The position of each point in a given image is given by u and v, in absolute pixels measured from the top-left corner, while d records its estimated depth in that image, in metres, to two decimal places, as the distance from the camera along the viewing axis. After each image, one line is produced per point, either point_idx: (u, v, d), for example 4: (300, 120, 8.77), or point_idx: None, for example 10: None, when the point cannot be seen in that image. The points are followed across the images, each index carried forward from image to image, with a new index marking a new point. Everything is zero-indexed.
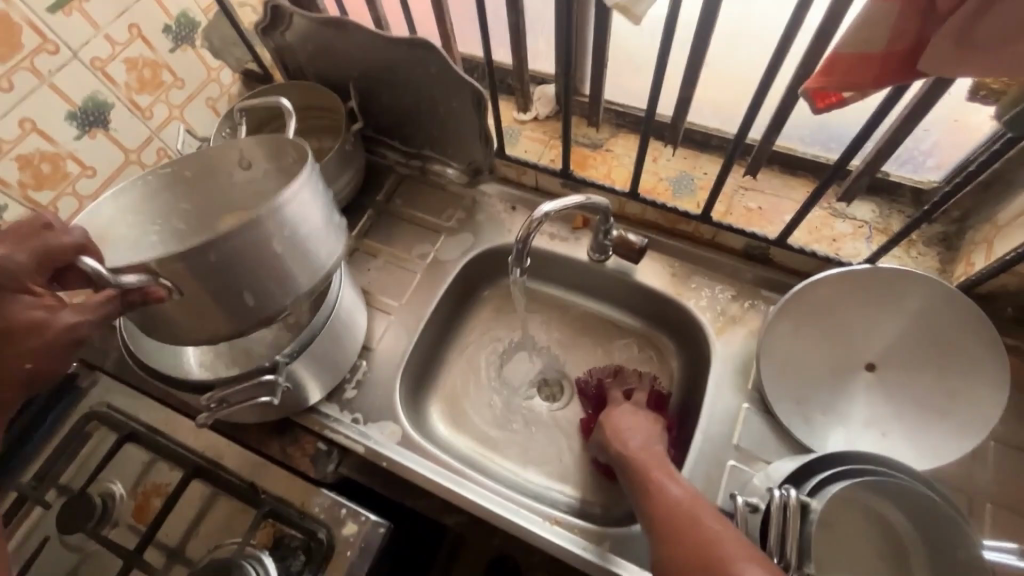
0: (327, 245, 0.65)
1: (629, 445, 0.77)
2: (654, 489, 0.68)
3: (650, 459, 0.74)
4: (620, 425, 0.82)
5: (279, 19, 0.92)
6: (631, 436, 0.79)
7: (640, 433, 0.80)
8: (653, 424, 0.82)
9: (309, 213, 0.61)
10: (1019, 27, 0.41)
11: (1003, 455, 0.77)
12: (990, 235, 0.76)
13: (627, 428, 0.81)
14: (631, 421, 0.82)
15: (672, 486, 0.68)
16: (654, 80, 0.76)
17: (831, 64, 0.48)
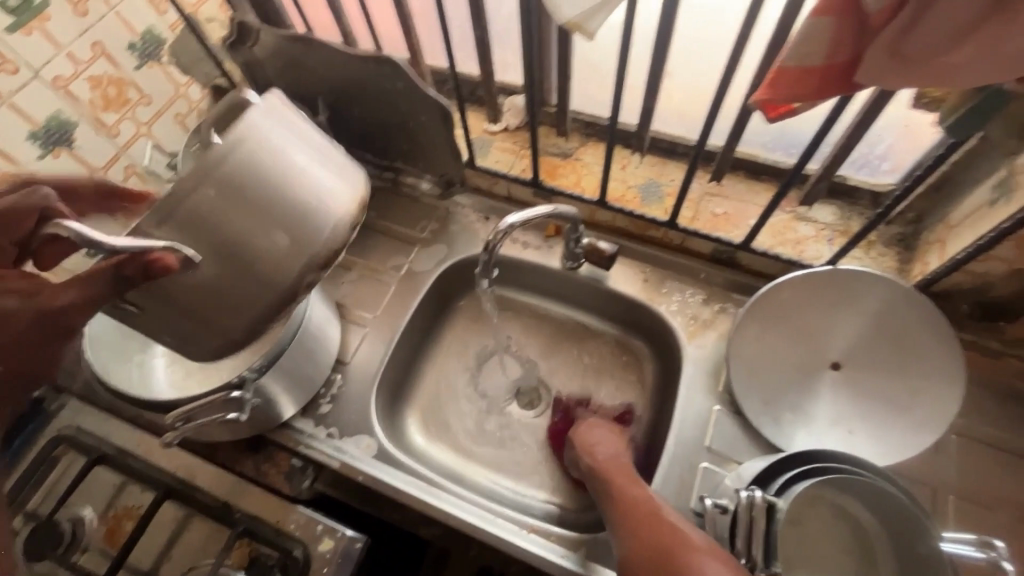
0: (317, 177, 0.59)
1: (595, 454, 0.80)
2: (619, 492, 0.72)
3: (613, 465, 0.77)
4: (587, 436, 0.84)
5: (245, 34, 0.92)
6: (601, 446, 0.81)
7: (605, 443, 0.82)
8: (613, 434, 0.85)
9: (280, 146, 0.57)
10: (942, 41, 0.43)
11: (964, 448, 0.80)
12: (943, 236, 0.79)
13: (593, 439, 0.83)
14: (598, 433, 0.85)
15: (634, 490, 0.72)
16: (617, 92, 0.78)
17: (777, 77, 0.50)
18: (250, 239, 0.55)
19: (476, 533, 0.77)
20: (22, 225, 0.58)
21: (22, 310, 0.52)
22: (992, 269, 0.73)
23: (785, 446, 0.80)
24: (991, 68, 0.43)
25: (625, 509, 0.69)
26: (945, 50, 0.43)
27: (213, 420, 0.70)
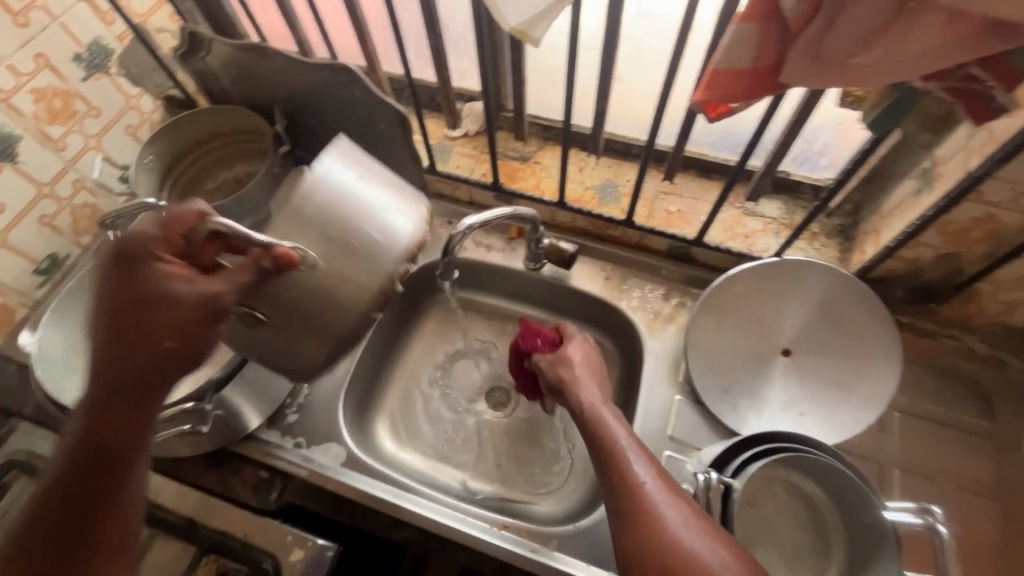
0: (375, 224, 0.58)
1: (583, 388, 0.71)
2: (605, 434, 0.64)
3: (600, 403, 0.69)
4: (578, 364, 0.75)
5: (197, 44, 0.91)
6: (588, 381, 0.73)
7: (589, 375, 0.74)
8: (599, 365, 0.77)
9: (336, 201, 0.57)
10: (858, 45, 0.46)
11: (906, 424, 0.85)
12: (876, 225, 0.84)
13: (582, 368, 0.75)
14: (584, 362, 0.76)
15: (621, 433, 0.64)
16: (568, 96, 0.80)
17: (712, 79, 0.53)
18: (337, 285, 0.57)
19: (448, 532, 0.78)
20: (184, 225, 0.53)
21: (187, 295, 0.51)
22: (920, 254, 0.78)
23: (742, 431, 0.84)
24: (898, 68, 0.46)
25: (608, 455, 0.61)
26: (857, 52, 0.47)
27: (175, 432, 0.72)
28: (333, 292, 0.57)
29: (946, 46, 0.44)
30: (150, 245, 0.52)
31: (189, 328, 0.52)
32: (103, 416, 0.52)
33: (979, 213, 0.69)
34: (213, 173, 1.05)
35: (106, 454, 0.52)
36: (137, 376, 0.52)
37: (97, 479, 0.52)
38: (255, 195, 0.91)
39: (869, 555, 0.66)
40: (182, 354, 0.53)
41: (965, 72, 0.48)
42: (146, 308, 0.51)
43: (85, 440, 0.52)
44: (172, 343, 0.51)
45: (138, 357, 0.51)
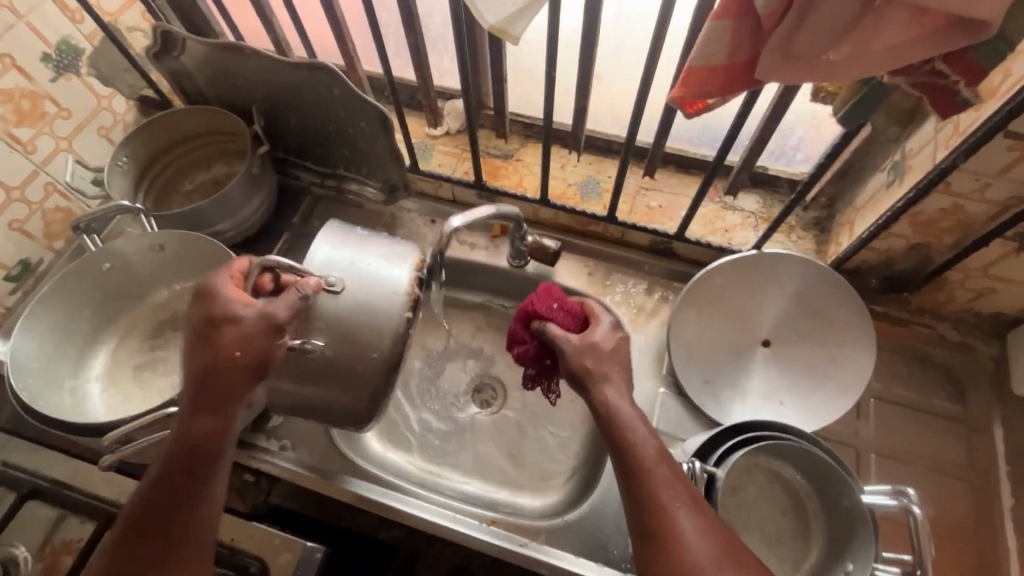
0: (374, 273, 0.73)
1: (609, 390, 0.61)
2: (629, 445, 0.57)
3: (626, 408, 0.60)
4: (604, 352, 0.64)
5: (170, 44, 0.89)
6: (617, 376, 0.63)
7: (617, 369, 0.64)
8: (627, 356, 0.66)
9: (339, 264, 0.73)
10: (828, 41, 0.48)
11: (882, 410, 0.87)
12: (851, 218, 0.86)
13: (608, 359, 0.64)
14: (613, 351, 0.65)
15: (646, 443, 0.58)
16: (548, 93, 0.80)
17: (688, 76, 0.54)
18: (365, 331, 0.71)
19: (438, 529, 0.78)
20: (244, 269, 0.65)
21: (248, 315, 0.60)
22: (892, 245, 0.81)
23: (724, 422, 0.85)
24: (868, 63, 0.47)
25: (633, 471, 0.56)
26: (828, 48, 0.48)
27: (151, 440, 0.67)
28: (362, 336, 0.71)
29: (911, 41, 0.45)
30: (218, 282, 0.63)
31: (257, 343, 0.59)
32: (191, 427, 0.58)
33: (947, 205, 0.71)
34: (191, 174, 1.03)
35: (192, 462, 0.57)
36: (214, 386, 0.58)
37: (183, 487, 0.57)
38: (232, 196, 0.90)
39: (848, 538, 0.68)
40: (251, 364, 0.59)
41: (930, 67, 0.49)
42: (215, 328, 0.59)
43: (176, 452, 0.58)
44: (240, 354, 0.59)
45: (216, 369, 0.58)
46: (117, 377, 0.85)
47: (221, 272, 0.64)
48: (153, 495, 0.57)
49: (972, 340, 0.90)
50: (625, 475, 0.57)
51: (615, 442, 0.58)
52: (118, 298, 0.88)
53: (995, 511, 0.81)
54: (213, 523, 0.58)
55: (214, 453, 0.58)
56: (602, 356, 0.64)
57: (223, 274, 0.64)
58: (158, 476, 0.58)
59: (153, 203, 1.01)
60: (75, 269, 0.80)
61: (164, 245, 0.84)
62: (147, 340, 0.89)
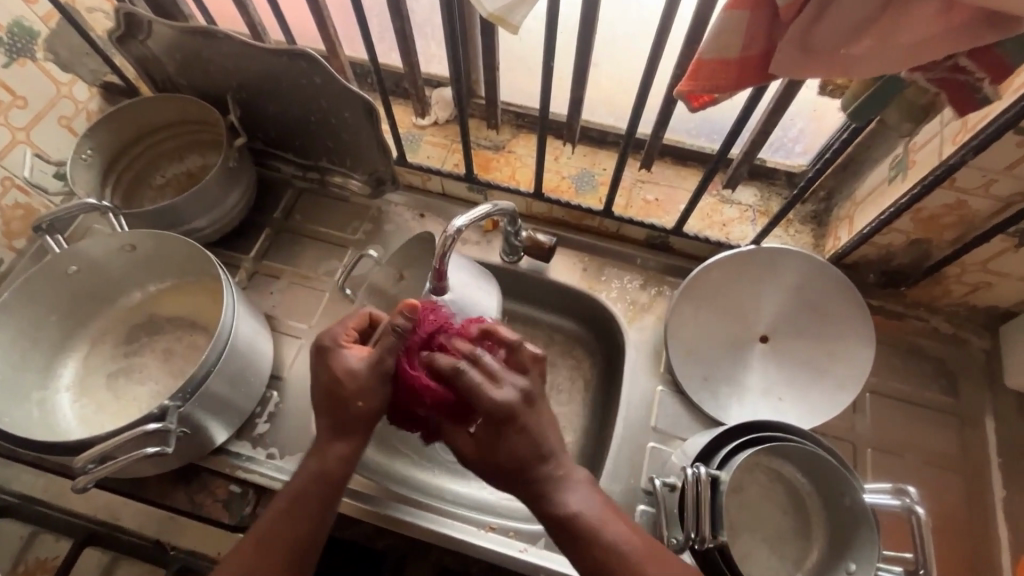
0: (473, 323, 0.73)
1: (561, 489, 0.58)
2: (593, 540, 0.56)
3: (588, 504, 0.58)
4: (519, 447, 0.58)
5: (135, 27, 0.83)
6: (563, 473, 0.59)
7: (557, 457, 0.59)
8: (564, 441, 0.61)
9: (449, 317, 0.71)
10: (849, 33, 0.45)
11: (878, 404, 0.87)
12: (850, 211, 0.85)
13: (530, 452, 0.58)
14: (551, 436, 0.59)
15: (612, 532, 0.57)
16: (545, 82, 0.76)
17: (697, 69, 0.51)
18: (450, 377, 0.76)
19: (432, 536, 0.76)
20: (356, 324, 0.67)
21: (365, 365, 0.62)
22: (893, 240, 0.80)
23: (723, 420, 0.84)
24: (890, 59, 0.45)
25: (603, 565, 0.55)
26: (849, 42, 0.45)
27: (129, 458, 0.64)
28: None
29: (938, 36, 0.43)
30: (334, 336, 0.65)
31: (376, 393, 0.62)
32: (326, 458, 0.62)
33: (951, 200, 0.70)
34: (162, 167, 0.97)
35: (319, 501, 0.60)
36: (346, 421, 0.62)
37: (302, 524, 0.59)
38: (206, 192, 0.85)
39: (849, 537, 0.68)
40: (374, 410, 0.62)
41: (951, 63, 0.47)
42: (334, 379, 0.62)
43: (310, 487, 0.60)
44: (360, 403, 0.62)
45: (350, 408, 0.62)
46: (89, 386, 0.80)
47: (335, 326, 0.66)
48: (276, 526, 0.58)
49: (964, 333, 0.90)
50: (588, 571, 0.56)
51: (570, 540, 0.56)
52: (87, 302, 0.82)
53: (987, 503, 0.81)
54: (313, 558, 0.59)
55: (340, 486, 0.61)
56: (508, 468, 0.58)
57: (337, 328, 0.66)
58: (280, 511, 0.59)
59: (121, 198, 0.95)
60: (38, 275, 0.74)
61: (135, 245, 0.78)
62: (121, 345, 0.84)
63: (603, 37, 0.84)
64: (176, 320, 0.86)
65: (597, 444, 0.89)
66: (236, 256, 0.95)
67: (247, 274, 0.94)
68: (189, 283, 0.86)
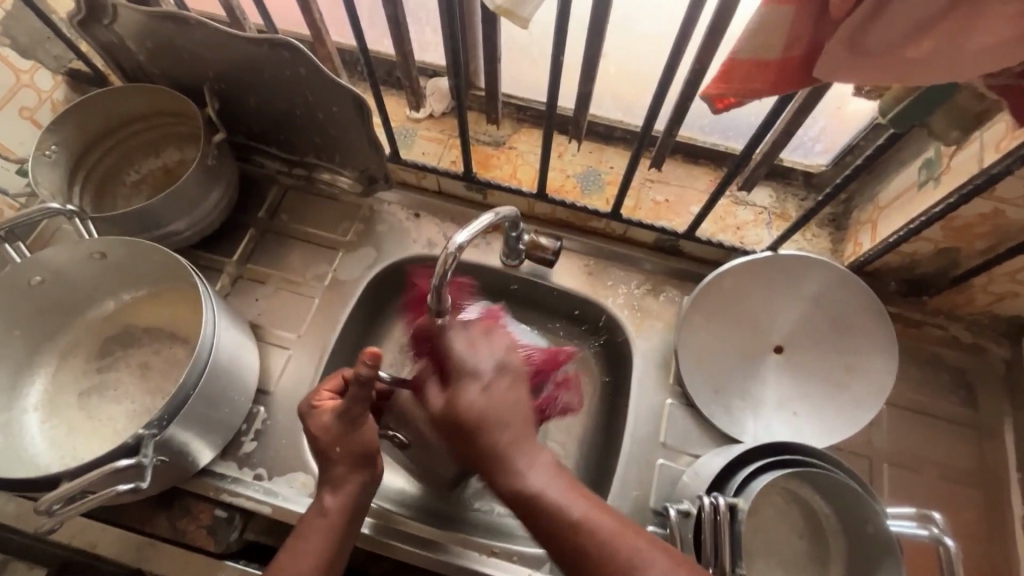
0: None
1: (516, 457, 0.55)
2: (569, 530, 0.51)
3: (550, 481, 0.54)
4: (472, 408, 0.56)
5: (100, 11, 0.75)
6: (519, 445, 0.55)
7: (516, 427, 0.56)
8: (527, 409, 0.58)
9: None
10: (907, 34, 0.40)
11: (898, 418, 0.83)
12: (874, 216, 0.81)
13: (482, 417, 0.56)
14: (506, 407, 0.57)
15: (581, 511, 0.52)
16: (552, 76, 0.70)
17: (729, 71, 0.45)
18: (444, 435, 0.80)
19: (422, 561, 0.72)
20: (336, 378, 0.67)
21: (336, 420, 0.62)
22: (920, 248, 0.76)
23: (736, 435, 0.80)
24: (954, 64, 0.40)
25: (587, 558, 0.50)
26: (908, 44, 0.40)
27: (101, 496, 0.59)
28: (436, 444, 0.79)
29: (1013, 39, 0.38)
30: (310, 397, 0.65)
31: (359, 439, 0.63)
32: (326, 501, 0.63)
33: (987, 209, 0.66)
34: (136, 161, 0.90)
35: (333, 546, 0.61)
36: (337, 468, 0.63)
37: (323, 558, 0.60)
38: (182, 192, 0.78)
39: (873, 564, 0.65)
40: (363, 453, 0.63)
41: (1020, 68, 0.43)
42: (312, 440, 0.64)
43: (331, 531, 0.61)
44: (339, 450, 0.62)
45: (336, 458, 0.63)
46: (59, 405, 0.75)
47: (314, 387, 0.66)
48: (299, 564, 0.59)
49: (985, 341, 0.86)
50: (573, 567, 0.51)
51: (541, 528, 0.52)
52: (54, 314, 0.76)
53: (1007, 522, 0.78)
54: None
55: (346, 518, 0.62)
56: (473, 428, 0.55)
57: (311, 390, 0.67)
58: (301, 545, 0.60)
59: (92, 195, 0.88)
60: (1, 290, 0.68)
61: (106, 252, 0.72)
62: (93, 360, 0.78)
63: (613, 27, 0.78)
64: (153, 332, 0.80)
65: (604, 458, 0.85)
66: (217, 259, 0.89)
67: (231, 280, 0.88)
68: (165, 292, 0.80)
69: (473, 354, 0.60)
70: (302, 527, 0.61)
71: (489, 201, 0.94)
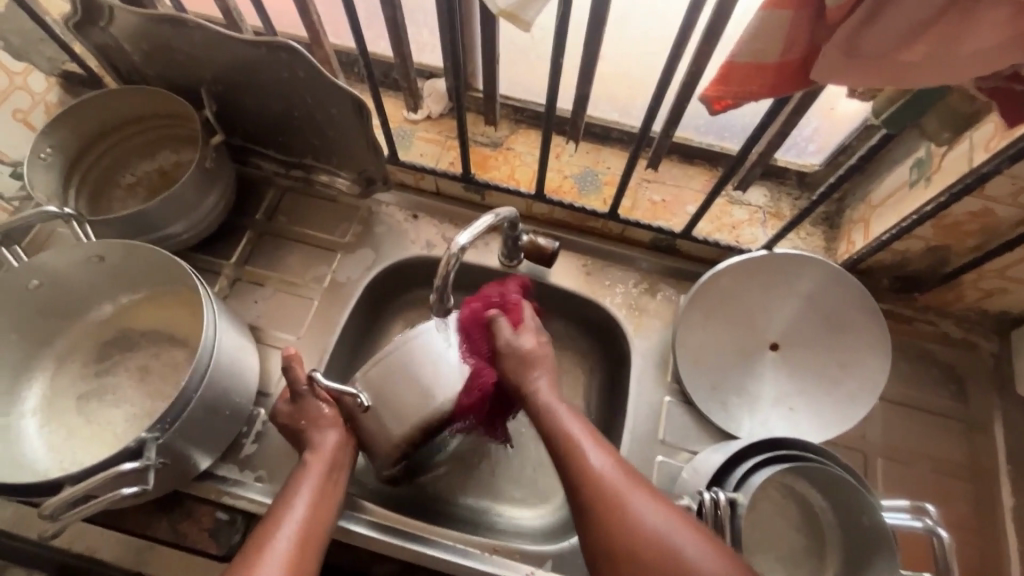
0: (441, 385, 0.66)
1: (539, 390, 0.68)
2: (580, 466, 0.61)
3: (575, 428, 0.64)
4: (529, 354, 0.70)
5: (96, 14, 0.75)
6: (549, 389, 0.69)
7: (547, 373, 0.70)
8: (550, 359, 0.72)
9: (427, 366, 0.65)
10: (901, 38, 0.41)
11: (891, 413, 0.85)
12: (866, 215, 0.82)
13: (532, 366, 0.70)
14: (537, 360, 0.70)
15: (609, 469, 0.60)
16: (551, 77, 0.70)
17: (727, 73, 0.46)
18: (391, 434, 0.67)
19: (405, 554, 0.72)
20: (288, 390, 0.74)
21: (291, 404, 0.70)
22: (911, 246, 0.77)
23: (733, 431, 0.81)
24: (947, 68, 0.41)
25: (591, 494, 0.59)
26: (901, 49, 0.41)
27: (104, 501, 0.59)
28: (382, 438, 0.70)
29: (1005, 44, 0.39)
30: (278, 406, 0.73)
31: (313, 408, 0.69)
32: (320, 450, 0.66)
33: (976, 208, 0.67)
34: (132, 163, 0.90)
35: (317, 515, 0.62)
36: (311, 429, 0.68)
37: (318, 501, 0.63)
38: (181, 194, 0.78)
39: (868, 557, 0.66)
40: (331, 418, 0.69)
41: (1009, 72, 0.44)
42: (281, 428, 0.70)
43: (313, 499, 0.63)
44: (305, 420, 0.69)
45: (311, 421, 0.68)
46: (58, 410, 0.74)
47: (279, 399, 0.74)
48: (284, 529, 0.59)
49: (974, 337, 0.88)
50: (587, 501, 0.59)
51: (572, 469, 0.61)
52: (52, 318, 0.76)
53: (996, 513, 0.80)
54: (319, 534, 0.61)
55: (333, 469, 0.66)
56: (527, 364, 0.70)
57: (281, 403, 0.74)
58: (286, 512, 0.61)
59: (88, 198, 0.87)
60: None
61: (104, 255, 0.71)
62: (91, 363, 0.78)
63: (610, 30, 0.79)
64: (152, 335, 0.79)
65: None
66: (215, 262, 0.89)
67: (229, 282, 0.88)
68: (163, 294, 0.80)
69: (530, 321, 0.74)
70: (287, 496, 0.62)
71: (487, 201, 0.94)
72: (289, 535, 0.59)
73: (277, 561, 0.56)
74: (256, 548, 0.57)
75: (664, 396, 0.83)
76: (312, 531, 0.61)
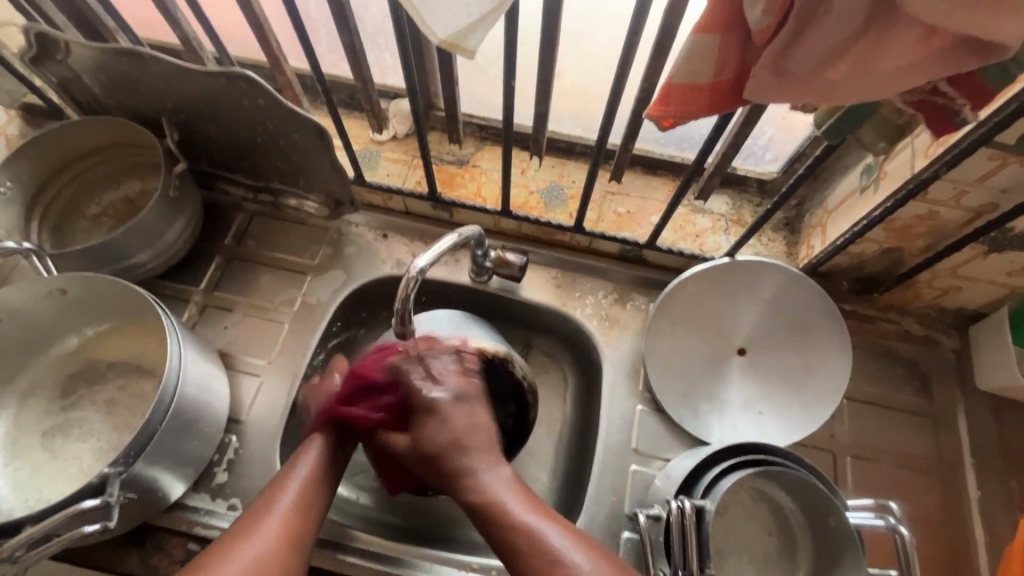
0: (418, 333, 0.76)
1: (484, 480, 0.58)
2: (539, 564, 0.51)
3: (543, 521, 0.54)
4: (455, 437, 0.61)
5: (50, 47, 0.74)
6: (498, 468, 0.60)
7: (489, 456, 0.61)
8: (488, 433, 0.63)
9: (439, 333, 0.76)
10: (825, 56, 0.42)
11: (857, 411, 0.86)
12: (823, 219, 0.85)
13: (470, 450, 0.60)
14: (472, 435, 0.62)
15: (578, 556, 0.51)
16: (506, 97, 0.71)
17: (667, 93, 0.47)
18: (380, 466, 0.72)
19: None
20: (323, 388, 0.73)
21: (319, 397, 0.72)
22: (866, 249, 0.80)
23: (704, 437, 0.82)
24: (871, 85, 0.43)
25: None
26: (826, 67, 0.43)
27: (65, 540, 0.58)
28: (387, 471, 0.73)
29: (917, 63, 0.41)
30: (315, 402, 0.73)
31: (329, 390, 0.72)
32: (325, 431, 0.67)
33: (923, 211, 0.70)
34: (96, 193, 0.89)
35: (319, 483, 0.63)
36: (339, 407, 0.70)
37: (318, 473, 0.63)
38: (144, 222, 0.78)
39: (836, 556, 0.67)
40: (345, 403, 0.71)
41: (930, 86, 0.46)
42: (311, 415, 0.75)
43: (317, 464, 0.64)
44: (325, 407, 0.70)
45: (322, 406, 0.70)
46: (23, 447, 0.73)
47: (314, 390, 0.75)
48: (284, 498, 0.60)
49: (935, 333, 0.90)
50: None
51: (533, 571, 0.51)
52: (15, 353, 0.75)
53: (963, 504, 0.82)
54: (314, 509, 0.60)
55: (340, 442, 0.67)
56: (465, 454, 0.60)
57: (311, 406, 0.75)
58: (289, 479, 0.62)
59: (51, 229, 0.87)
60: None
61: (66, 289, 0.71)
62: (56, 398, 0.77)
63: (566, 49, 0.81)
64: (118, 366, 0.79)
65: (579, 465, 0.86)
66: (183, 289, 0.88)
67: (197, 310, 0.87)
68: (129, 325, 0.79)
69: (450, 403, 0.63)
70: (293, 462, 0.64)
71: (455, 219, 0.95)
72: (289, 503, 0.59)
73: (274, 527, 0.56)
74: (255, 516, 0.57)
75: (635, 407, 0.84)
76: (309, 505, 0.60)
